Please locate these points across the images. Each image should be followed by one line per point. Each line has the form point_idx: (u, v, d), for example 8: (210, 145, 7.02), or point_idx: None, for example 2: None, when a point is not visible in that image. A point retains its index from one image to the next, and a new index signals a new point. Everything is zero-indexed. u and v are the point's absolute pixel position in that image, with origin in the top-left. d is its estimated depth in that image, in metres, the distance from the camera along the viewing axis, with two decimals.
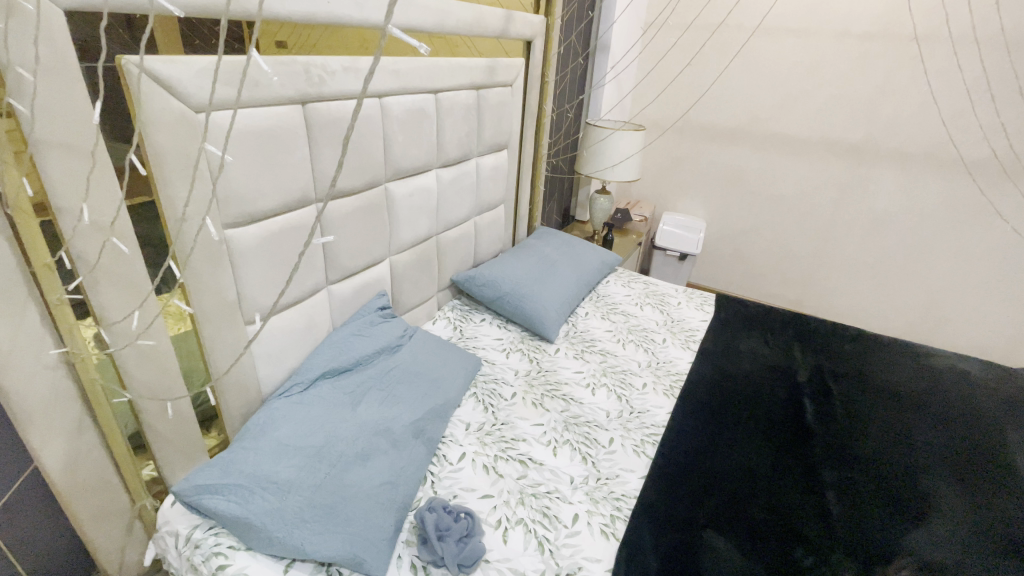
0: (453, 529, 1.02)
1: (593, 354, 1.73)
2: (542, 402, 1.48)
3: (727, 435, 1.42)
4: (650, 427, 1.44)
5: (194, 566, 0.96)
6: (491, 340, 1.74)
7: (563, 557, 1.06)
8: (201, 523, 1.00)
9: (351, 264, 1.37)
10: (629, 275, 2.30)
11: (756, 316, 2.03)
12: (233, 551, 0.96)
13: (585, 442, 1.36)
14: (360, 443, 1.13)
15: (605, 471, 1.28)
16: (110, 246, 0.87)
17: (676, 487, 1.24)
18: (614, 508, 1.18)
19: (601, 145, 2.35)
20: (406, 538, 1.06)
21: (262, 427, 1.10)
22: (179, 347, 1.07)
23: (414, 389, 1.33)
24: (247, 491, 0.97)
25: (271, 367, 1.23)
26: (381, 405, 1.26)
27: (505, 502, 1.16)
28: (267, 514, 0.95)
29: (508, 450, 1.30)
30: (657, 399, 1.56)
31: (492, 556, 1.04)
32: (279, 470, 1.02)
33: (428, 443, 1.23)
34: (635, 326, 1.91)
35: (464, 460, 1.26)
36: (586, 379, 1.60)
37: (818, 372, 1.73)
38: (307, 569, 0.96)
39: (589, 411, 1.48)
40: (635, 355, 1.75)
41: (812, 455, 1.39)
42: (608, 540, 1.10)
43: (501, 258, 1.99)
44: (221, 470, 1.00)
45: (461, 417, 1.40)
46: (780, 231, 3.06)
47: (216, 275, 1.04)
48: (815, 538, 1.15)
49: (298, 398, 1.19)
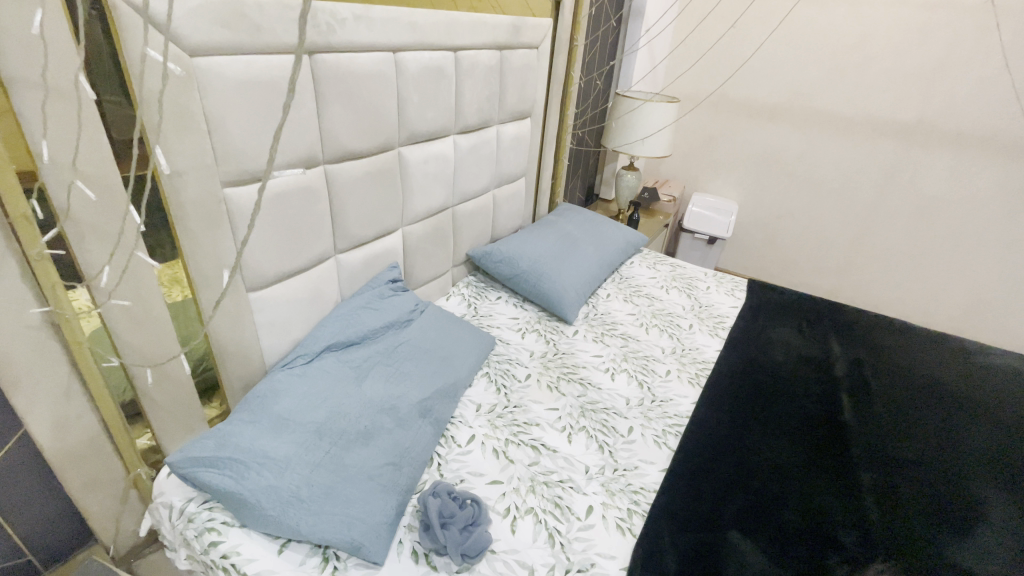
0: (457, 517, 0.94)
1: (614, 338, 1.63)
2: (557, 386, 1.40)
3: (755, 430, 1.33)
4: (672, 417, 1.35)
5: (187, 541, 0.92)
6: (506, 319, 1.66)
7: (575, 552, 0.99)
8: (196, 497, 0.96)
9: (359, 232, 1.29)
10: (655, 256, 2.16)
11: (791, 304, 1.90)
12: (226, 528, 0.91)
13: (602, 430, 1.28)
14: (365, 420, 1.07)
15: (623, 462, 1.20)
16: (78, 190, 0.79)
17: (698, 482, 1.16)
18: (631, 502, 1.10)
19: (629, 117, 2.21)
20: (408, 522, 1.00)
21: (262, 399, 1.05)
22: (175, 313, 1.02)
23: (423, 367, 1.27)
24: (242, 465, 0.93)
25: (273, 337, 1.17)
26: (388, 381, 1.19)
27: (514, 489, 1.09)
28: (262, 492, 0.90)
29: (519, 435, 1.23)
30: (681, 387, 1.47)
31: (499, 547, 0.98)
32: (277, 445, 0.97)
33: (436, 424, 1.16)
34: (659, 309, 1.80)
35: (473, 443, 1.19)
36: (605, 363, 1.51)
37: (856, 366, 1.61)
38: (302, 551, 0.90)
39: (607, 396, 1.39)
40: (658, 340, 1.65)
41: (849, 455, 1.28)
42: (624, 536, 1.03)
43: (520, 233, 1.89)
44: (216, 442, 0.96)
45: (472, 398, 1.33)
46: (817, 216, 2.88)
47: (214, 237, 0.98)
48: (850, 545, 1.06)
49: (300, 371, 1.13)
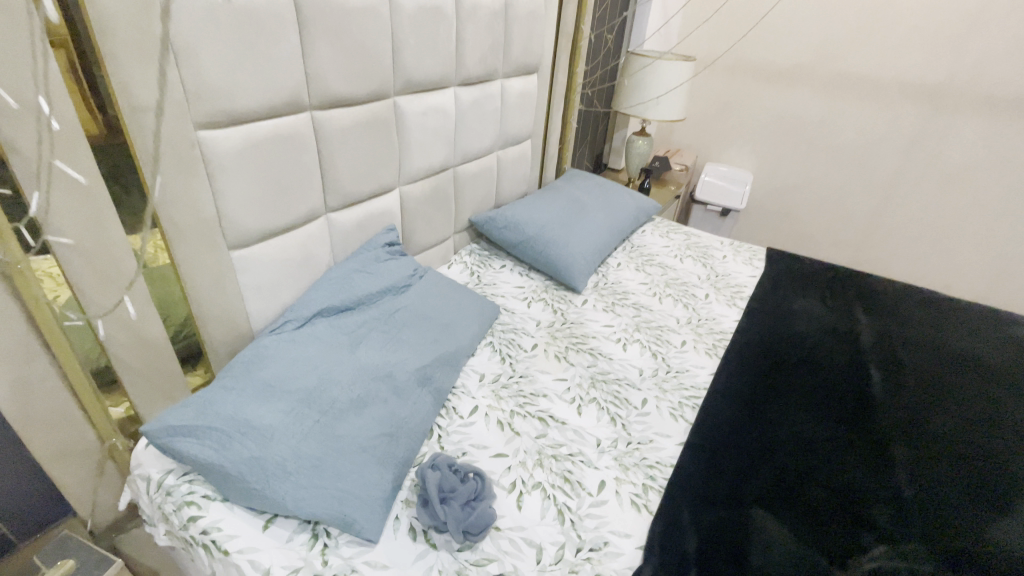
0: (458, 492, 0.87)
1: (625, 307, 1.53)
2: (565, 356, 1.32)
3: (778, 402, 1.25)
4: (689, 389, 1.27)
5: (165, 516, 0.85)
6: (511, 287, 1.56)
7: (586, 530, 0.91)
8: (175, 469, 0.88)
9: (352, 188, 1.19)
10: (668, 224, 2.05)
11: (813, 273, 1.79)
12: (207, 502, 0.84)
13: (614, 401, 1.19)
14: (358, 388, 0.99)
15: (637, 435, 1.12)
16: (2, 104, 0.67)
17: (718, 456, 1.08)
18: (647, 477, 1.02)
19: (642, 76, 2.08)
20: (406, 496, 0.92)
21: (248, 365, 0.97)
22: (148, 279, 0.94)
23: (422, 334, 1.18)
24: (224, 435, 0.85)
25: (260, 301, 1.09)
26: (384, 348, 1.10)
27: (521, 463, 1.01)
28: (245, 464, 0.82)
29: (526, 406, 1.15)
30: (697, 358, 1.38)
31: (504, 524, 0.90)
32: (262, 414, 0.89)
33: (436, 393, 1.08)
34: (673, 278, 1.70)
35: (477, 415, 1.11)
36: (616, 333, 1.42)
37: (884, 337, 1.51)
38: (290, 527, 0.83)
39: (619, 367, 1.30)
40: (673, 310, 1.55)
41: (879, 429, 1.20)
42: (639, 513, 0.95)
43: (526, 199, 1.79)
44: (196, 410, 0.88)
45: (475, 367, 1.25)
46: (836, 186, 2.75)
47: (188, 185, 0.89)
48: (883, 524, 0.98)
49: (289, 337, 1.05)
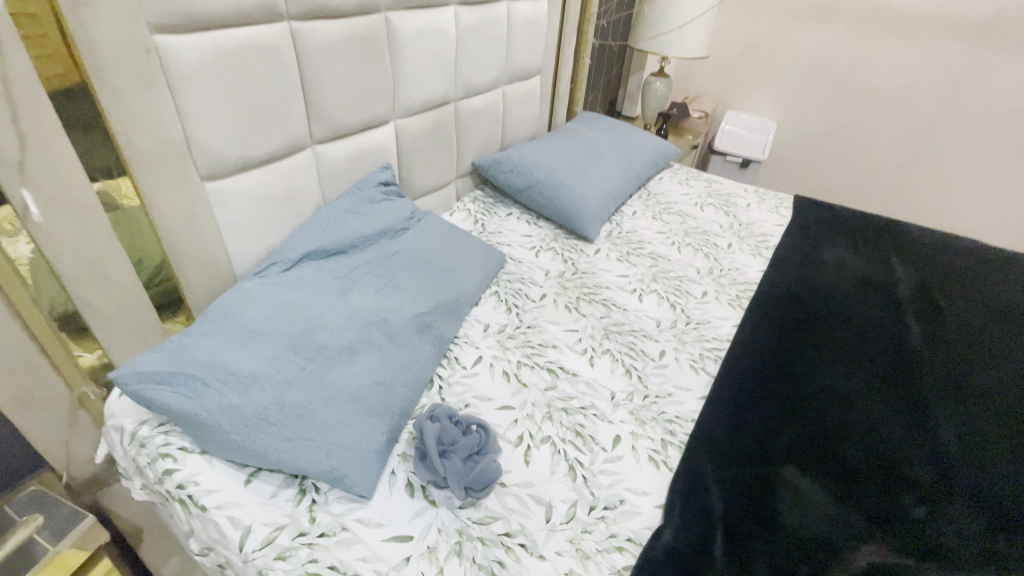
0: (459, 445, 0.79)
1: (641, 257, 1.42)
2: (576, 307, 1.22)
3: (808, 356, 1.15)
4: (711, 341, 1.17)
5: (140, 469, 0.78)
6: (518, 236, 1.45)
7: (600, 487, 0.83)
8: (150, 419, 0.81)
9: (340, 118, 1.07)
10: (687, 171, 1.91)
11: (844, 222, 1.67)
12: (184, 454, 0.76)
13: (630, 353, 1.10)
14: (349, 334, 0.89)
15: (654, 388, 1.03)
16: None
17: (744, 411, 0.99)
18: (665, 432, 0.94)
19: (662, 6, 1.90)
20: (403, 450, 0.85)
21: (228, 308, 0.88)
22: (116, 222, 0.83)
23: (420, 280, 1.08)
24: (200, 383, 0.77)
25: (242, 241, 0.99)
26: (379, 293, 1.01)
27: (529, 416, 0.93)
28: (223, 413, 0.74)
29: (534, 357, 1.06)
30: (720, 309, 1.27)
31: (510, 480, 0.82)
32: (242, 360, 0.80)
33: (436, 343, 0.99)
34: (693, 227, 1.58)
35: (481, 366, 1.03)
36: (631, 284, 1.31)
37: (922, 288, 1.39)
38: (275, 482, 0.75)
39: (635, 318, 1.20)
40: (693, 260, 1.44)
41: (918, 383, 1.10)
42: (658, 470, 0.87)
43: (534, 141, 1.65)
44: (169, 356, 0.79)
45: (479, 317, 1.15)
46: (867, 135, 2.56)
47: (148, 101, 0.77)
48: (925, 483, 0.89)
49: (273, 280, 0.95)
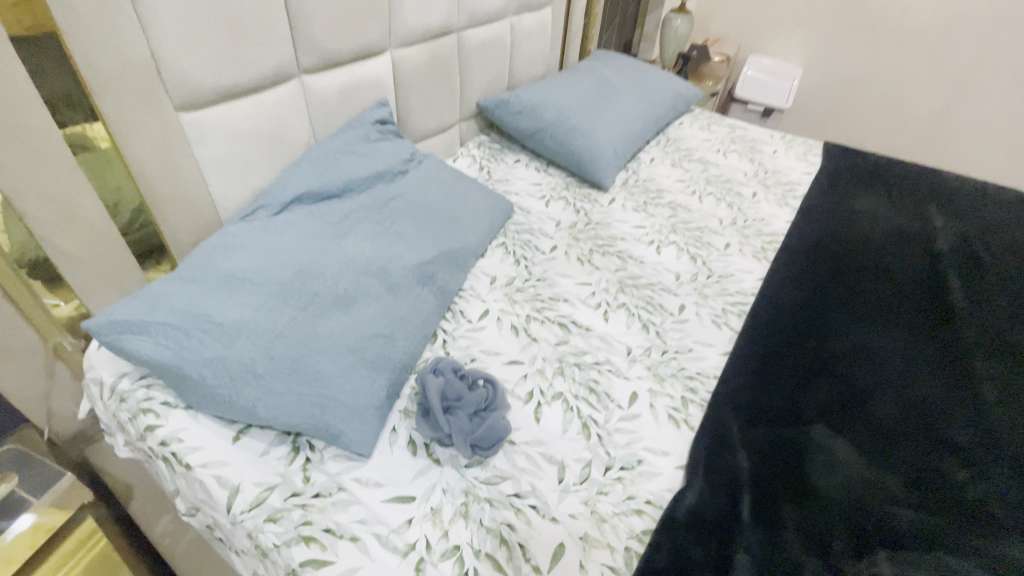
0: (465, 401, 0.72)
1: (659, 206, 1.32)
2: (589, 259, 1.12)
3: (839, 311, 1.07)
4: (734, 295, 1.09)
5: (122, 425, 0.72)
6: (527, 184, 1.35)
7: (616, 446, 0.77)
8: (131, 372, 0.75)
9: (329, 45, 0.97)
10: (708, 117, 1.77)
11: (877, 170, 1.55)
12: (167, 410, 0.70)
13: (647, 307, 1.02)
14: (343, 282, 0.82)
15: (674, 343, 0.95)
16: None
17: (771, 368, 0.92)
18: (686, 389, 0.87)
19: None
20: (404, 407, 0.78)
21: (211, 254, 0.80)
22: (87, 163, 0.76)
23: (421, 227, 0.99)
24: (181, 333, 0.70)
25: (225, 183, 0.90)
26: (376, 240, 0.92)
27: (539, 371, 0.86)
28: (206, 365, 0.68)
29: (544, 311, 0.98)
30: (744, 261, 1.18)
31: (520, 438, 0.76)
32: (226, 309, 0.73)
33: (438, 294, 0.92)
34: (714, 175, 1.47)
35: (487, 320, 0.95)
36: (649, 235, 1.22)
37: (962, 240, 1.29)
38: (266, 439, 0.70)
39: (653, 271, 1.12)
40: (715, 210, 1.34)
41: (959, 340, 1.02)
42: (679, 430, 0.80)
43: (544, 80, 1.52)
44: (146, 304, 0.72)
45: (485, 269, 1.07)
46: (902, 81, 2.38)
47: (106, 14, 0.68)
48: (967, 445, 0.83)
49: (260, 224, 0.87)
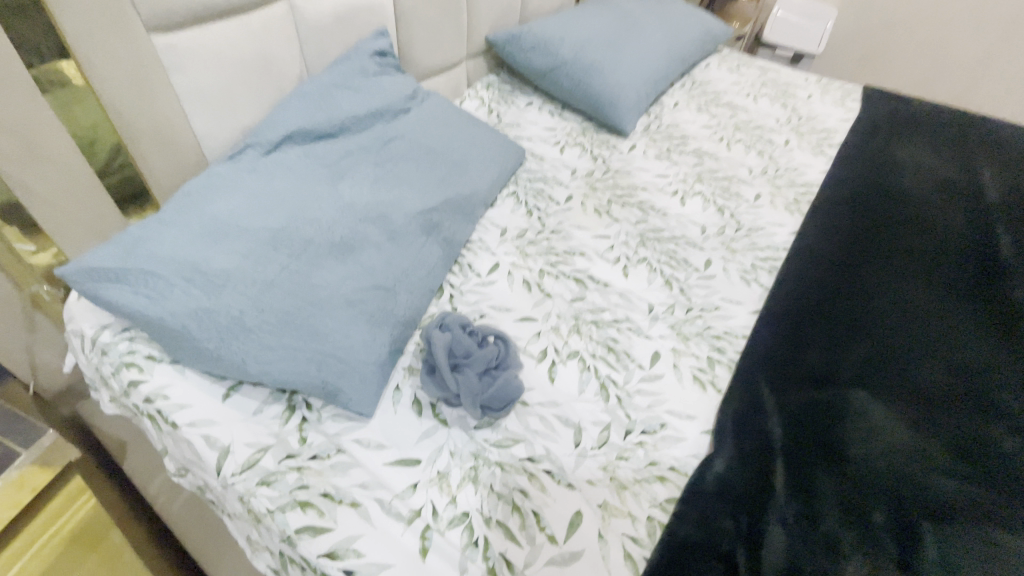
0: (474, 358, 0.66)
1: (684, 154, 1.22)
2: (608, 210, 1.04)
3: (878, 267, 0.98)
4: (765, 250, 1.00)
5: (105, 379, 0.67)
6: (540, 129, 1.24)
7: (637, 409, 0.71)
8: (112, 324, 0.69)
9: None
10: (737, 58, 1.63)
11: (921, 117, 1.42)
12: (151, 364, 0.65)
13: (670, 262, 0.94)
14: (340, 229, 0.74)
15: (700, 301, 0.88)
16: None
17: (805, 328, 0.85)
18: (713, 349, 0.80)
19: None
20: (408, 364, 0.73)
21: (195, 197, 0.73)
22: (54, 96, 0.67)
23: (425, 171, 0.91)
24: (162, 282, 0.63)
25: (209, 118, 0.82)
26: (376, 184, 0.84)
27: (553, 329, 0.80)
28: (191, 317, 0.62)
29: (559, 265, 0.91)
30: (775, 214, 1.09)
31: (533, 398, 0.71)
32: (211, 256, 0.66)
33: (444, 245, 0.84)
34: (744, 121, 1.35)
35: (498, 274, 0.88)
36: (673, 184, 1.12)
37: (1013, 192, 1.19)
38: (259, 397, 0.65)
39: (677, 224, 1.03)
40: (744, 159, 1.23)
41: (1009, 297, 0.94)
42: (705, 392, 0.74)
43: (560, 13, 1.38)
44: (123, 249, 0.65)
45: (495, 220, 0.99)
46: (946, 22, 2.18)
47: None
48: (1016, 410, 0.77)
49: (248, 164, 0.78)
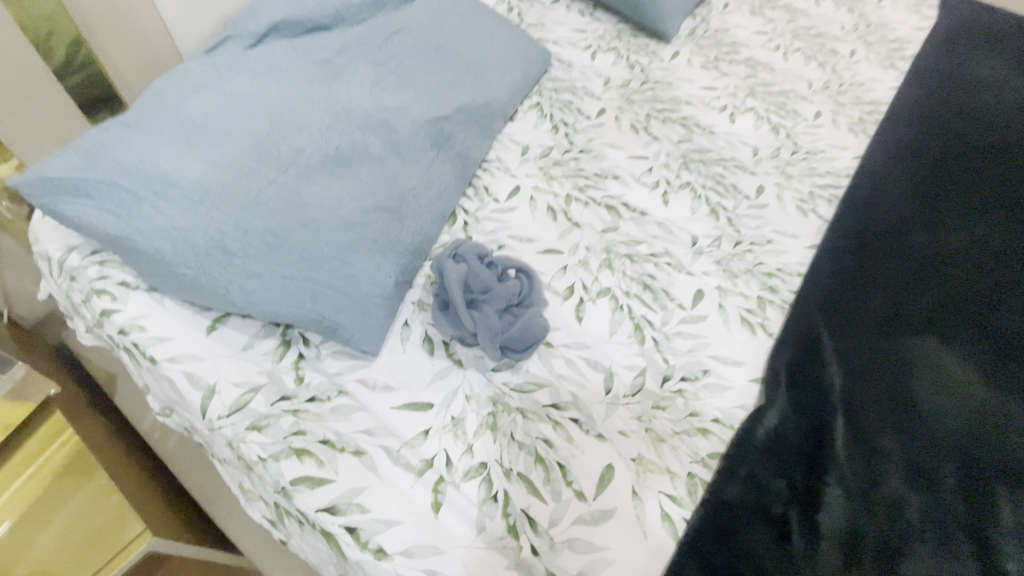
0: (493, 292, 0.57)
1: (734, 64, 1.05)
2: (645, 127, 0.90)
3: (958, 197, 0.85)
4: (824, 176, 0.88)
5: (78, 308, 0.60)
6: (568, 32, 1.07)
7: (677, 354, 0.63)
8: (81, 246, 0.60)
9: None
10: None
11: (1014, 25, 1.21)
12: (125, 292, 0.57)
13: (717, 188, 0.82)
14: (335, 138, 0.63)
15: (749, 233, 0.77)
16: None
17: (870, 266, 0.74)
18: (764, 288, 0.71)
19: None
20: (418, 298, 0.64)
21: (164, 96, 0.61)
22: None
23: (435, 73, 0.77)
24: (128, 196, 0.54)
25: (180, 3, 0.70)
26: (379, 87, 0.71)
27: (582, 262, 0.70)
28: (163, 237, 0.53)
29: (589, 190, 0.79)
30: (837, 135, 0.95)
31: (559, 339, 0.62)
32: (185, 166, 0.56)
33: (458, 161, 0.73)
34: (804, 27, 1.16)
35: (519, 198, 0.77)
36: (720, 99, 0.97)
37: None
38: (249, 331, 0.57)
39: (724, 144, 0.90)
40: (803, 71, 1.06)
41: None
42: (754, 336, 0.65)
43: None
44: (81, 156, 0.55)
45: (515, 136, 0.86)
46: None
47: None
48: None
49: (226, 60, 0.66)
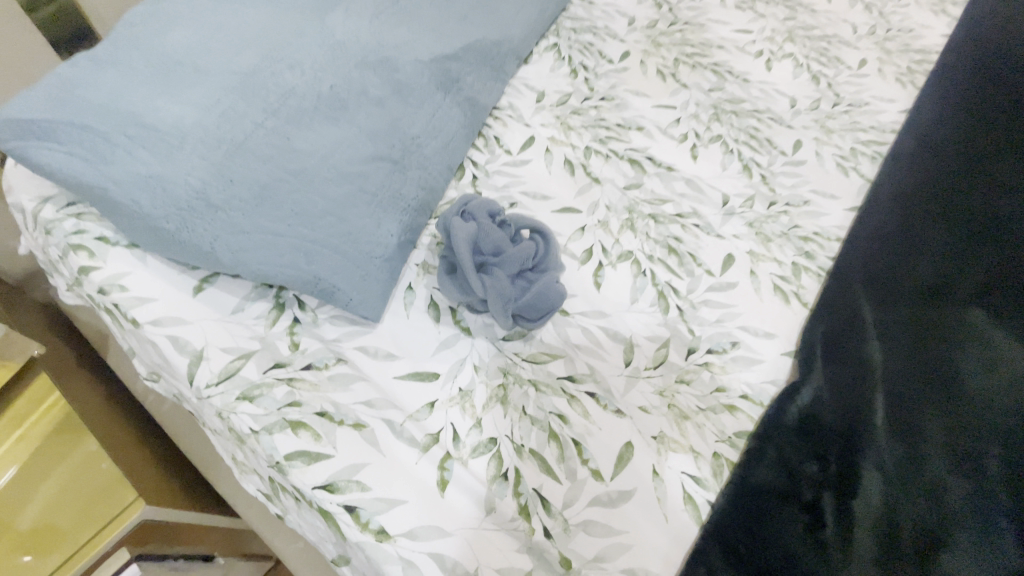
0: (505, 253, 0.52)
1: (773, 4, 0.95)
2: (673, 73, 0.82)
3: None
4: (869, 131, 0.80)
5: (56, 265, 0.55)
6: None
7: (703, 324, 0.58)
8: (55, 198, 0.55)
9: None
10: None
11: None
12: (105, 249, 0.52)
13: (750, 143, 0.75)
14: (330, 78, 0.56)
15: (785, 193, 0.70)
16: None
17: (925, 223, 0.65)
18: (800, 254, 0.65)
19: None
20: (423, 260, 0.59)
21: (138, 28, 0.55)
22: None
23: (442, 8, 0.69)
24: (97, 139, 0.48)
25: None
26: (379, 20, 0.64)
27: (601, 223, 0.64)
28: (139, 187, 0.48)
29: (610, 143, 0.72)
30: (884, 85, 0.86)
31: (575, 307, 0.57)
32: (160, 107, 0.50)
33: (466, 108, 0.66)
34: None
35: (533, 151, 0.71)
36: (756, 43, 0.88)
37: None
38: (241, 293, 0.53)
39: (759, 94, 0.81)
40: (850, 13, 0.96)
41: None
42: (787, 306, 0.60)
43: None
44: (45, 94, 0.49)
45: (530, 82, 0.79)
46: None
47: None
48: None
49: None
